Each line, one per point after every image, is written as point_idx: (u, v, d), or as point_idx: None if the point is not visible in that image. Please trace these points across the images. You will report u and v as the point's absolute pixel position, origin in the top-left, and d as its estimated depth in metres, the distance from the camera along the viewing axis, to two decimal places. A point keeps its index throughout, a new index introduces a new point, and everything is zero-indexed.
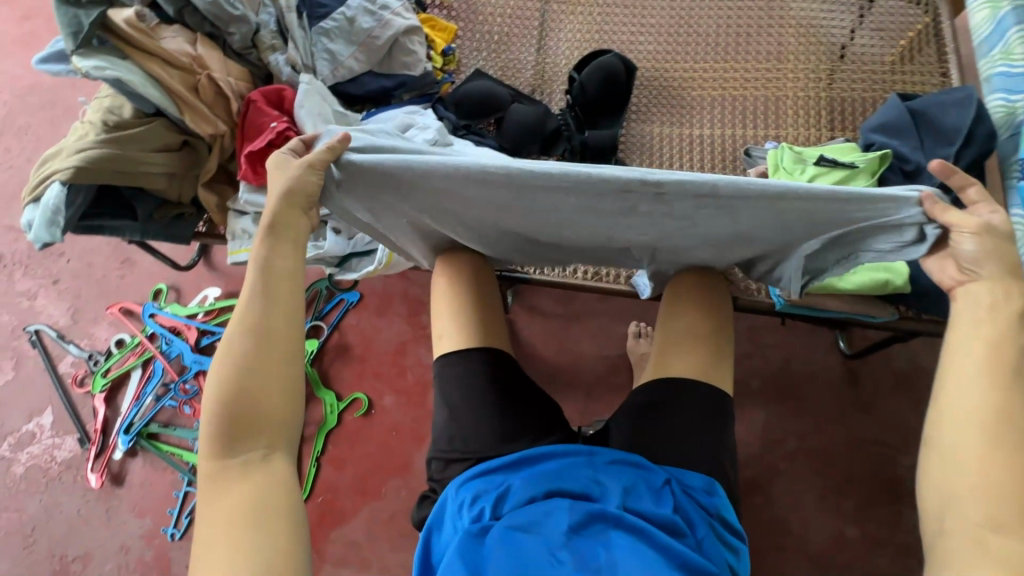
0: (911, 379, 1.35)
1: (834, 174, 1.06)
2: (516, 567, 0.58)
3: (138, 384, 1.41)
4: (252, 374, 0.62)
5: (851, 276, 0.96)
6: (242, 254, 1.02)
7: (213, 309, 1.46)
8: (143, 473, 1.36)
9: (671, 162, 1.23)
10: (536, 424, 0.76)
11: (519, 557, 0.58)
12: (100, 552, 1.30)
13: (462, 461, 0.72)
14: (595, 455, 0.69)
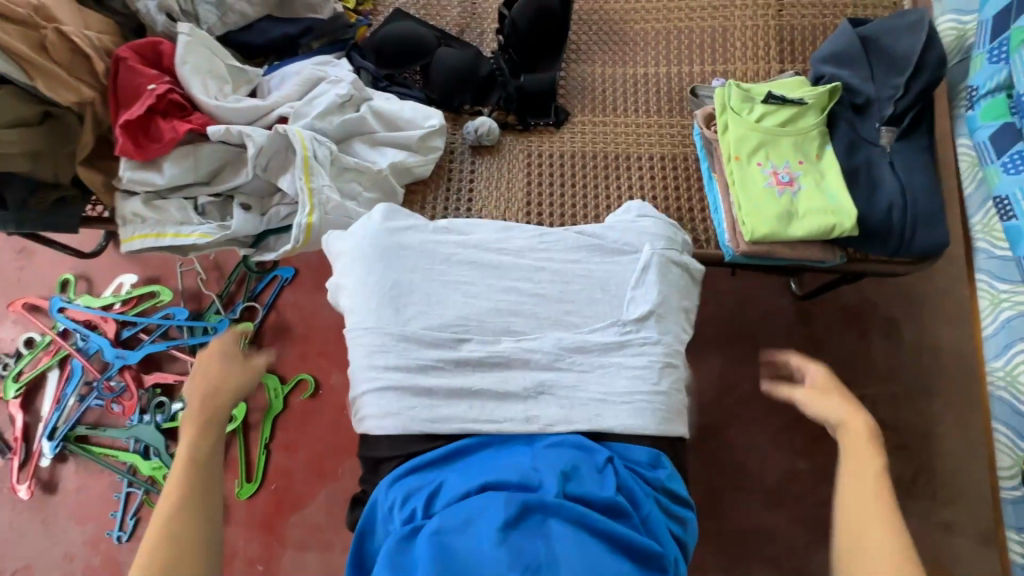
0: (856, 314, 1.38)
1: (782, 113, 1.00)
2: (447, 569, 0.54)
3: (57, 386, 1.29)
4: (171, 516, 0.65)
5: (798, 222, 0.92)
6: (137, 241, 0.90)
7: (131, 297, 1.34)
8: (77, 478, 1.28)
9: (617, 106, 1.14)
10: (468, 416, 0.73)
11: (449, 558, 0.55)
12: (40, 563, 1.23)
13: (393, 458, 0.69)
14: (534, 443, 0.67)
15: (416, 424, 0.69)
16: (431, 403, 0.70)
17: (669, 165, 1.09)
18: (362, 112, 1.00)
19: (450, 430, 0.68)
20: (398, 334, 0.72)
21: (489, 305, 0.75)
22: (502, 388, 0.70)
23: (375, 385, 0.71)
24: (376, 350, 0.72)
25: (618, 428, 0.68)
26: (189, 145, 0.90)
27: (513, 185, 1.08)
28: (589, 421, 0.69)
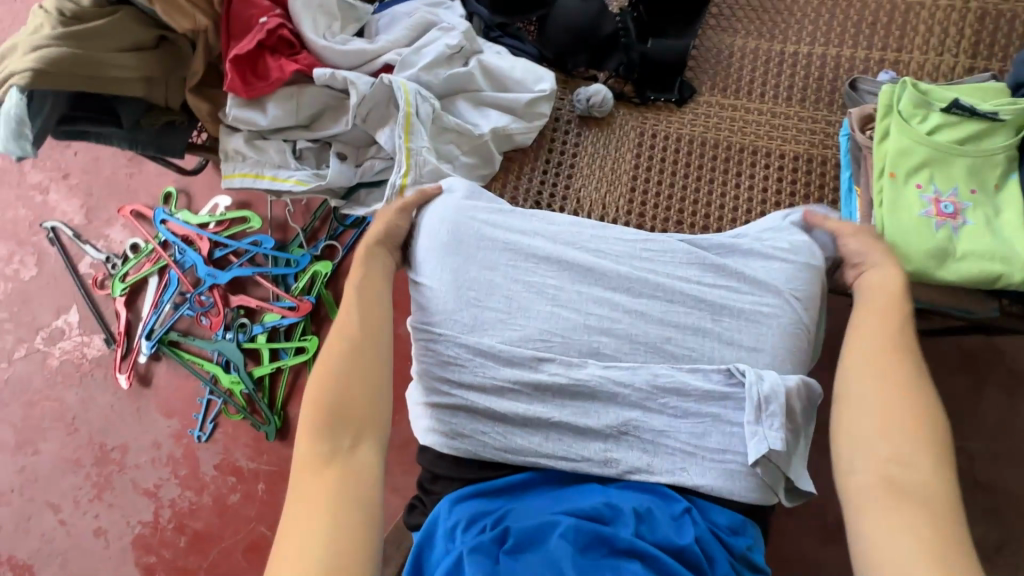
0: (976, 358, 1.22)
1: (963, 128, 0.82)
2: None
3: (156, 292, 1.39)
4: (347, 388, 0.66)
5: (952, 264, 0.78)
6: (236, 179, 0.90)
7: (224, 219, 1.39)
8: (168, 378, 1.40)
9: (753, 87, 0.99)
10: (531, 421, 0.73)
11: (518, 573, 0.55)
12: (133, 445, 1.38)
13: (450, 480, 0.68)
14: (608, 488, 0.64)
15: (490, 451, 0.67)
16: (504, 427, 0.68)
17: (803, 167, 0.95)
18: (470, 67, 0.92)
19: (521, 461, 0.66)
20: (477, 347, 0.70)
21: (578, 322, 0.71)
22: (581, 421, 0.67)
23: (447, 401, 0.70)
24: (454, 359, 0.70)
25: (704, 486, 0.64)
26: (292, 86, 0.87)
27: (618, 166, 0.98)
28: (671, 477, 0.64)
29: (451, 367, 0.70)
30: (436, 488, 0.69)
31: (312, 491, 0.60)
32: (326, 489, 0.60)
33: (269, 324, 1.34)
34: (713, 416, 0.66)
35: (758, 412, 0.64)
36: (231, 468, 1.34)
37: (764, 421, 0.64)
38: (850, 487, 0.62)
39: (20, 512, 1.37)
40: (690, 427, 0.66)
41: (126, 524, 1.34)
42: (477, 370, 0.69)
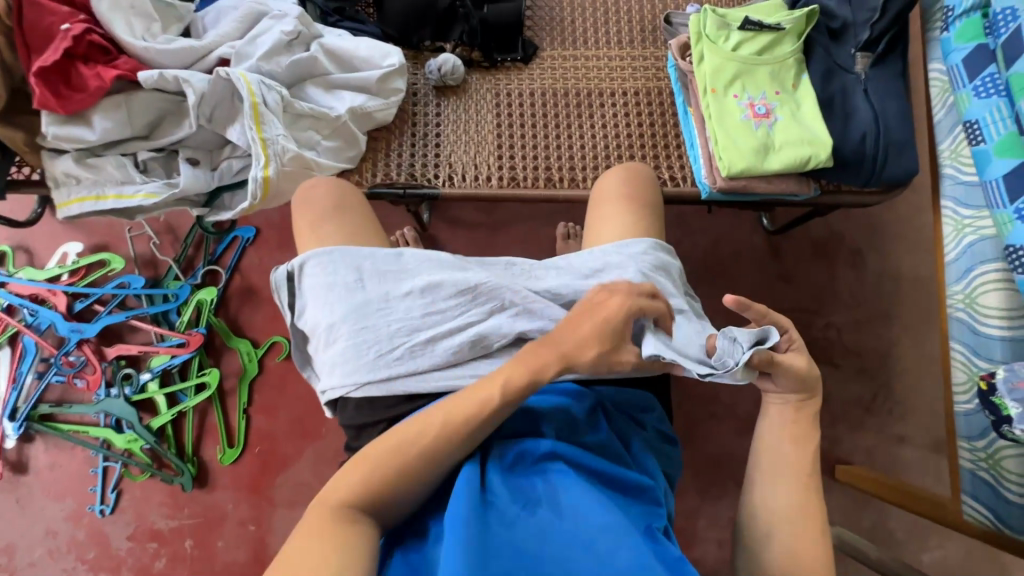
0: (824, 246, 1.43)
1: (758, 41, 0.96)
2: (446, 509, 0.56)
3: (11, 365, 1.22)
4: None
5: (774, 156, 0.91)
6: (75, 206, 0.83)
7: (78, 267, 1.26)
8: (48, 457, 1.23)
9: (587, 37, 1.08)
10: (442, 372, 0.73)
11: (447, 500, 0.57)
12: (22, 542, 1.20)
13: (376, 425, 0.67)
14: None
15: (398, 381, 0.66)
16: (405, 360, 0.67)
17: (644, 100, 1.05)
18: (312, 51, 0.91)
19: (429, 384, 0.67)
20: (356, 301, 0.70)
21: (445, 264, 0.74)
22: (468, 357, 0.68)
23: (341, 358, 0.68)
24: (336, 319, 0.69)
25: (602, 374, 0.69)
26: (118, 94, 0.81)
27: (481, 127, 1.02)
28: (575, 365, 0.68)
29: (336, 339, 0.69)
30: (361, 443, 0.68)
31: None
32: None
33: (158, 368, 1.23)
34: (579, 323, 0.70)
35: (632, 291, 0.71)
36: (148, 534, 1.22)
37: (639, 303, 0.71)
38: (763, 516, 0.66)
39: None
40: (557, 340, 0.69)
41: None
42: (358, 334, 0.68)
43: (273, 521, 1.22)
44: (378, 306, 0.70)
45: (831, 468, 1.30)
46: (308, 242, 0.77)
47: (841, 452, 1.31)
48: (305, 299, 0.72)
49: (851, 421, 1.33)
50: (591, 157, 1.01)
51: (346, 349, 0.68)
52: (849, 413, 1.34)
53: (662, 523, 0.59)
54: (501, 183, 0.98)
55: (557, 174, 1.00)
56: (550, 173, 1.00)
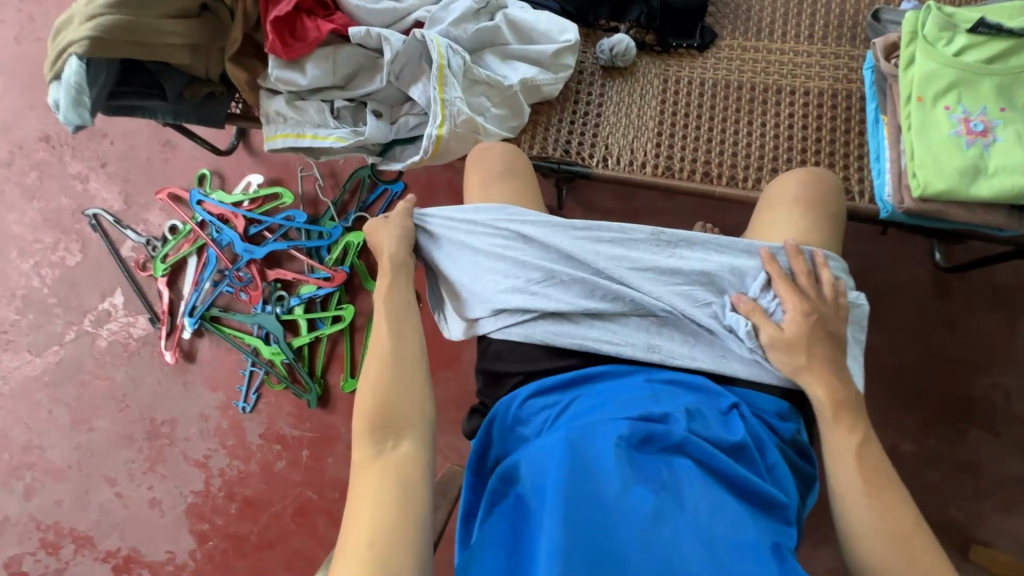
0: (1009, 295, 1.23)
1: (990, 47, 0.84)
2: (571, 474, 0.55)
3: (196, 270, 1.45)
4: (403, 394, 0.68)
5: (983, 180, 0.80)
6: (279, 140, 0.93)
7: (257, 197, 1.44)
8: (211, 353, 1.45)
9: (773, 29, 1.02)
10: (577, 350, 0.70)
11: (572, 464, 0.56)
12: (182, 418, 1.43)
13: (513, 378, 0.69)
14: (651, 369, 0.67)
15: (541, 337, 0.69)
16: (550, 326, 0.69)
17: (829, 102, 0.97)
18: (496, 21, 0.95)
19: (569, 344, 0.68)
20: (513, 254, 0.73)
21: (602, 229, 0.73)
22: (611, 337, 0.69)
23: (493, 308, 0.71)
24: (496, 275, 0.72)
25: (743, 375, 0.66)
26: (329, 46, 0.91)
27: (643, 112, 1.00)
28: (714, 358, 0.67)
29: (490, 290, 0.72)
30: (495, 394, 0.71)
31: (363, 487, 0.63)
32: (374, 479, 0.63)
33: (305, 295, 1.39)
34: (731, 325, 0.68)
35: (767, 282, 0.69)
36: (276, 437, 1.39)
37: (766, 294, 0.69)
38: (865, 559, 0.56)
39: (79, 486, 1.43)
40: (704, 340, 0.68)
41: (180, 494, 1.40)
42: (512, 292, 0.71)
43: None
44: (536, 269, 0.71)
45: (965, 546, 1.14)
46: (474, 199, 0.82)
47: (982, 532, 1.15)
48: (466, 248, 0.75)
49: (1001, 500, 1.15)
50: (757, 156, 0.96)
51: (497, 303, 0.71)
52: (1002, 490, 1.16)
53: (790, 543, 0.56)
54: (656, 171, 0.97)
55: (716, 169, 0.96)
56: (708, 168, 0.96)
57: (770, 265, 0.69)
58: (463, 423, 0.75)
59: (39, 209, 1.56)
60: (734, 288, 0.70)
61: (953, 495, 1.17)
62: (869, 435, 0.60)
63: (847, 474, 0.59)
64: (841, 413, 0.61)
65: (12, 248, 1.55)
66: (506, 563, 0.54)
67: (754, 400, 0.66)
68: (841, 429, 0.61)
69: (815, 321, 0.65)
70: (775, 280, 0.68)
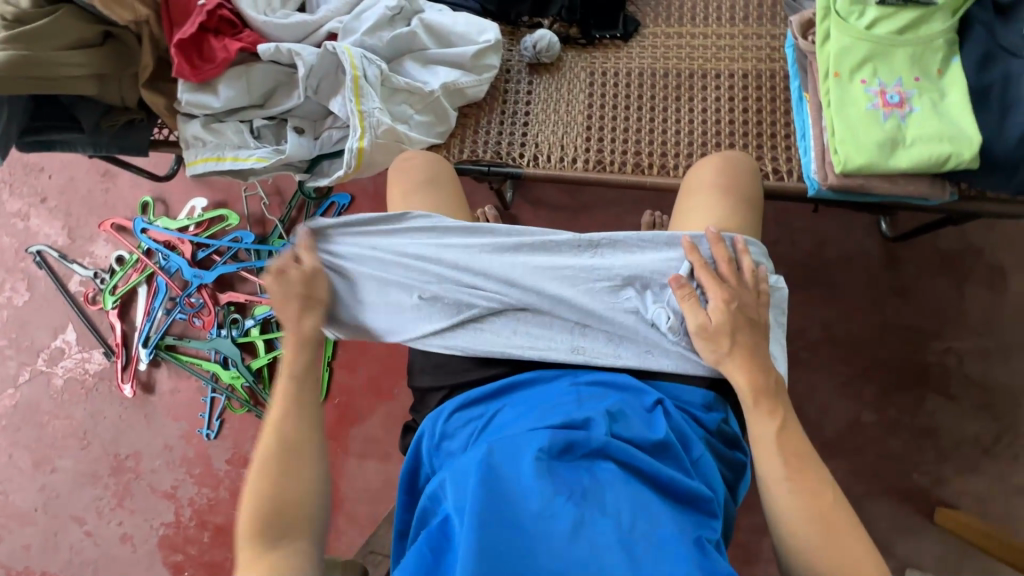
0: (955, 259, 1.24)
1: (901, 17, 0.84)
2: (490, 490, 0.54)
3: (146, 300, 1.42)
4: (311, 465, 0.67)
5: (902, 152, 0.80)
6: (200, 165, 0.91)
7: (202, 220, 1.42)
8: (170, 382, 1.43)
9: (695, 13, 1.01)
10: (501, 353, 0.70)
11: (491, 481, 0.55)
12: (146, 451, 1.41)
13: (440, 392, 0.69)
14: (577, 372, 0.67)
15: (464, 345, 0.68)
16: (466, 330, 0.70)
17: (754, 84, 0.97)
18: (412, 26, 0.94)
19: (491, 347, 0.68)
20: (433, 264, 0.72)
21: (521, 234, 0.73)
22: (528, 336, 0.69)
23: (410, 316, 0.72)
24: (413, 284, 0.72)
25: (667, 369, 0.66)
26: (241, 65, 0.89)
27: (572, 108, 1.00)
28: (636, 356, 0.67)
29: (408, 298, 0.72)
30: (425, 407, 0.71)
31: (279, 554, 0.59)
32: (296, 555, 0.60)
33: (260, 316, 1.37)
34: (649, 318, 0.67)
35: (690, 272, 0.68)
36: (243, 461, 1.38)
37: (690, 284, 0.68)
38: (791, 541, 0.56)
39: (46, 529, 1.41)
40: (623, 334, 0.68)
41: (150, 527, 1.38)
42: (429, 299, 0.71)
43: (344, 467, 1.32)
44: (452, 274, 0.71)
45: (930, 509, 1.16)
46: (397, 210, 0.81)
47: (945, 494, 1.16)
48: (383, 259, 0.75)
49: (961, 461, 1.17)
50: (687, 143, 0.95)
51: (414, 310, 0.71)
52: (961, 451, 1.17)
53: (714, 536, 0.56)
54: (587, 166, 0.96)
55: (647, 159, 0.95)
56: (639, 159, 0.95)
57: (692, 254, 0.68)
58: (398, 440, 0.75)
59: None
60: (659, 279, 0.69)
61: (915, 460, 1.18)
62: (790, 418, 0.61)
63: (769, 461, 0.59)
64: (763, 400, 0.61)
65: None
66: None
67: (679, 395, 0.65)
68: (763, 413, 0.61)
69: (736, 309, 0.64)
70: (698, 269, 0.67)
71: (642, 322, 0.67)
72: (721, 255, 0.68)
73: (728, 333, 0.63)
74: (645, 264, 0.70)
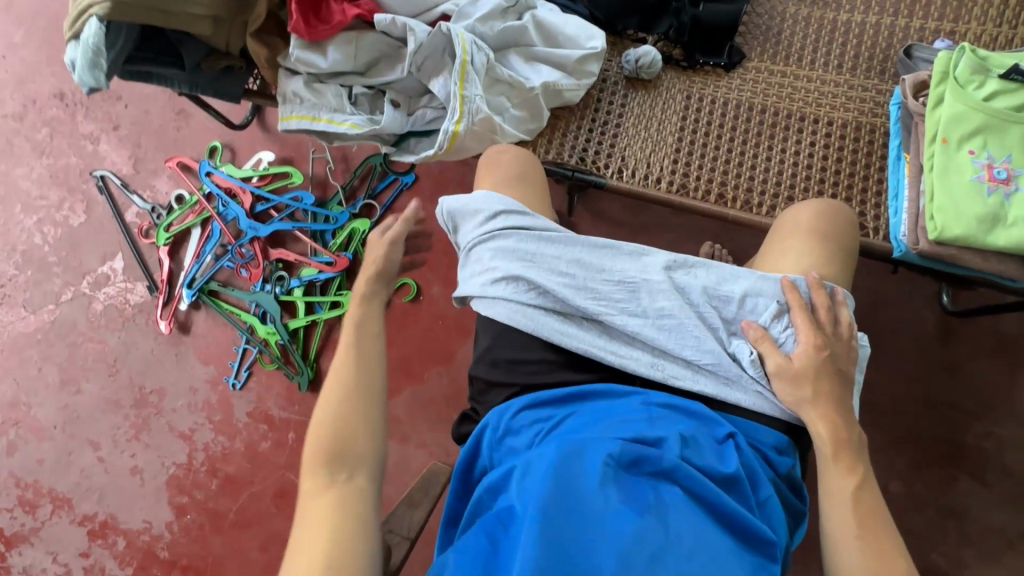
0: (1013, 344, 1.22)
1: (1021, 95, 0.83)
2: (554, 487, 0.54)
3: (198, 242, 1.44)
4: (348, 415, 0.69)
5: (1002, 230, 0.78)
6: (293, 121, 0.92)
7: (267, 174, 1.44)
8: (206, 326, 1.44)
9: (802, 55, 1.00)
10: (574, 359, 0.69)
11: (556, 478, 0.55)
12: (171, 389, 1.42)
13: (510, 387, 0.70)
14: (649, 392, 0.66)
15: (545, 332, 0.69)
16: (546, 323, 0.69)
17: (852, 134, 0.95)
18: (524, 21, 0.94)
19: (573, 346, 0.68)
20: (529, 249, 0.72)
21: (616, 247, 0.73)
22: (607, 342, 0.69)
23: (493, 297, 0.71)
24: (500, 267, 0.71)
25: (745, 405, 0.66)
26: (353, 31, 0.90)
27: (663, 127, 0.99)
28: (715, 383, 0.66)
29: (491, 280, 0.71)
30: (488, 398, 0.72)
31: (305, 515, 0.63)
32: (324, 509, 0.63)
33: (306, 278, 1.38)
34: (732, 352, 0.67)
35: (781, 311, 0.68)
36: (263, 416, 1.38)
37: (779, 325, 0.68)
38: None
39: (62, 448, 1.42)
40: (703, 360, 0.67)
41: (162, 464, 1.39)
42: (514, 285, 0.70)
43: None
44: (541, 265, 0.71)
45: None
46: None
47: None
48: (473, 240, 0.75)
49: (984, 550, 1.14)
50: (775, 182, 0.94)
51: (496, 293, 0.71)
52: (986, 540, 1.14)
53: None
54: (670, 189, 0.96)
55: (732, 193, 0.94)
56: (723, 191, 0.95)
57: (790, 294, 0.68)
58: (453, 428, 0.77)
59: (47, 165, 1.55)
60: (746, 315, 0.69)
61: (937, 539, 1.16)
62: (868, 477, 0.61)
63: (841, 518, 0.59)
64: (842, 453, 0.62)
65: (17, 202, 1.54)
66: (475, 570, 0.53)
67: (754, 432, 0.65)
68: (842, 470, 0.61)
69: (826, 358, 0.65)
70: (794, 310, 0.68)
71: (727, 355, 0.67)
72: (821, 301, 0.69)
73: (814, 379, 0.64)
74: (735, 294, 0.69)
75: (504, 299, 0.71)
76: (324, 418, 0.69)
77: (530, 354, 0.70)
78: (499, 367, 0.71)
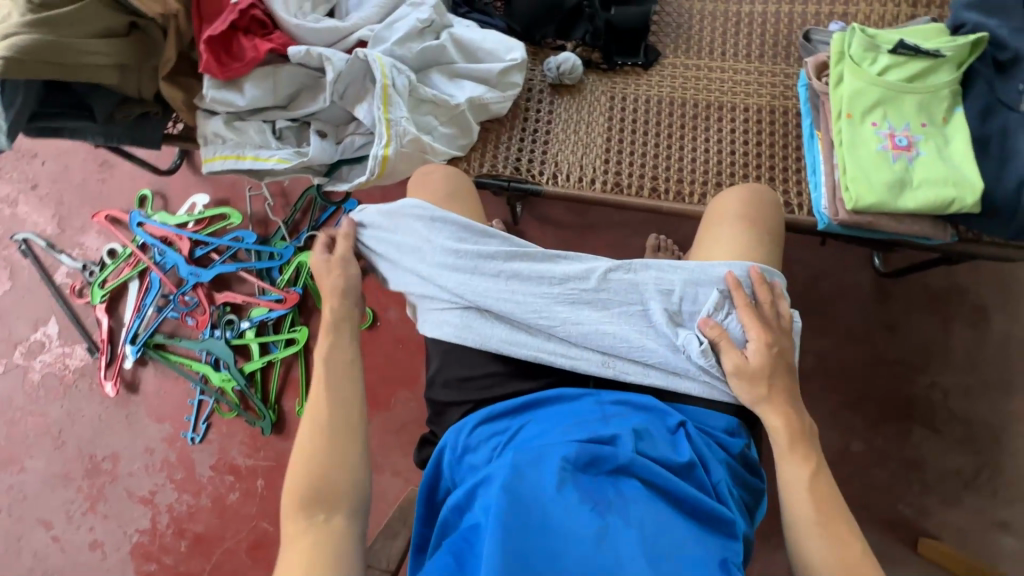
0: (942, 296, 1.30)
1: (912, 66, 0.88)
2: (512, 498, 0.55)
3: (137, 296, 1.38)
4: (326, 450, 0.66)
5: (909, 193, 0.84)
6: (218, 162, 0.90)
7: (203, 217, 1.40)
8: (156, 382, 1.38)
9: (713, 48, 1.05)
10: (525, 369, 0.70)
11: (514, 489, 0.55)
12: (125, 453, 1.35)
13: (462, 406, 0.70)
14: (601, 391, 0.66)
15: (493, 346, 0.69)
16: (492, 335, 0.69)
17: (767, 117, 1.00)
18: (442, 40, 0.95)
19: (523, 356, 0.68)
20: (469, 264, 0.72)
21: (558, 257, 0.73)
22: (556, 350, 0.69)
23: (438, 316, 0.72)
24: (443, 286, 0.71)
25: (695, 394, 0.67)
26: (269, 65, 0.89)
27: (591, 128, 1.02)
28: (662, 375, 0.68)
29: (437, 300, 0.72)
30: (444, 419, 0.72)
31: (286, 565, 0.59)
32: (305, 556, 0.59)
33: (256, 318, 1.34)
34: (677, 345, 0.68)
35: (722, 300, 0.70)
36: (227, 467, 1.33)
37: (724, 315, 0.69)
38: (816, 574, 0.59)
39: (10, 533, 1.33)
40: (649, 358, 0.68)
41: (123, 534, 1.31)
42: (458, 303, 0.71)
43: None
44: (483, 280, 0.71)
45: (912, 539, 1.19)
46: None
47: (928, 524, 1.19)
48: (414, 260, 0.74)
49: (943, 493, 1.20)
50: (702, 171, 0.98)
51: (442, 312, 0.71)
52: (945, 484, 1.21)
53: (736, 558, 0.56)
54: (605, 188, 0.98)
55: (663, 185, 0.97)
56: (656, 185, 0.98)
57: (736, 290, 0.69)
58: (414, 452, 0.76)
59: None
60: (689, 305, 0.70)
61: (900, 491, 1.21)
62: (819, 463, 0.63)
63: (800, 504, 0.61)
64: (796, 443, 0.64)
65: None
66: None
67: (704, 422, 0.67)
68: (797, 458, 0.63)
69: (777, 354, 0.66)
70: (734, 296, 0.69)
71: (675, 350, 0.68)
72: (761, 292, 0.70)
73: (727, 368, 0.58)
74: (675, 286, 0.70)
75: (449, 317, 0.71)
76: (303, 459, 0.65)
77: (480, 371, 0.70)
78: (452, 385, 0.71)
